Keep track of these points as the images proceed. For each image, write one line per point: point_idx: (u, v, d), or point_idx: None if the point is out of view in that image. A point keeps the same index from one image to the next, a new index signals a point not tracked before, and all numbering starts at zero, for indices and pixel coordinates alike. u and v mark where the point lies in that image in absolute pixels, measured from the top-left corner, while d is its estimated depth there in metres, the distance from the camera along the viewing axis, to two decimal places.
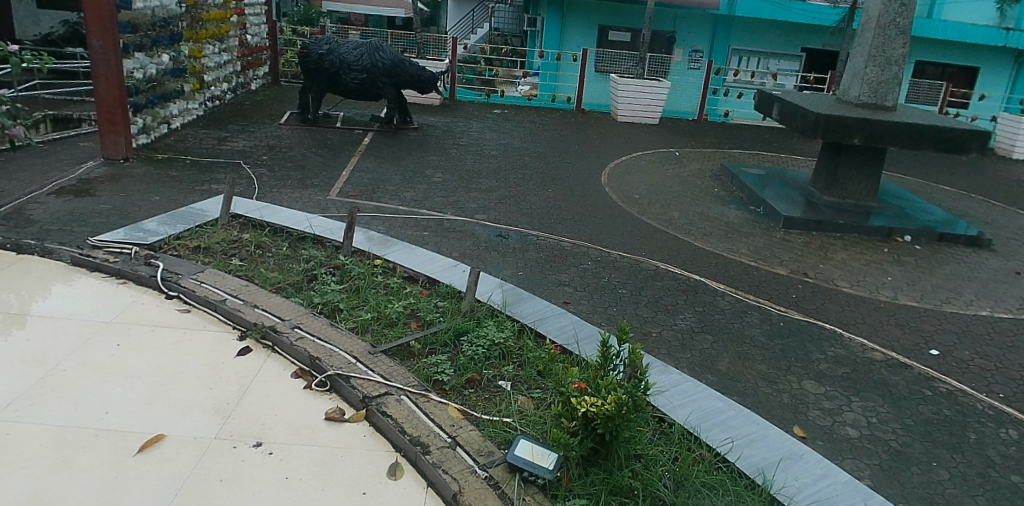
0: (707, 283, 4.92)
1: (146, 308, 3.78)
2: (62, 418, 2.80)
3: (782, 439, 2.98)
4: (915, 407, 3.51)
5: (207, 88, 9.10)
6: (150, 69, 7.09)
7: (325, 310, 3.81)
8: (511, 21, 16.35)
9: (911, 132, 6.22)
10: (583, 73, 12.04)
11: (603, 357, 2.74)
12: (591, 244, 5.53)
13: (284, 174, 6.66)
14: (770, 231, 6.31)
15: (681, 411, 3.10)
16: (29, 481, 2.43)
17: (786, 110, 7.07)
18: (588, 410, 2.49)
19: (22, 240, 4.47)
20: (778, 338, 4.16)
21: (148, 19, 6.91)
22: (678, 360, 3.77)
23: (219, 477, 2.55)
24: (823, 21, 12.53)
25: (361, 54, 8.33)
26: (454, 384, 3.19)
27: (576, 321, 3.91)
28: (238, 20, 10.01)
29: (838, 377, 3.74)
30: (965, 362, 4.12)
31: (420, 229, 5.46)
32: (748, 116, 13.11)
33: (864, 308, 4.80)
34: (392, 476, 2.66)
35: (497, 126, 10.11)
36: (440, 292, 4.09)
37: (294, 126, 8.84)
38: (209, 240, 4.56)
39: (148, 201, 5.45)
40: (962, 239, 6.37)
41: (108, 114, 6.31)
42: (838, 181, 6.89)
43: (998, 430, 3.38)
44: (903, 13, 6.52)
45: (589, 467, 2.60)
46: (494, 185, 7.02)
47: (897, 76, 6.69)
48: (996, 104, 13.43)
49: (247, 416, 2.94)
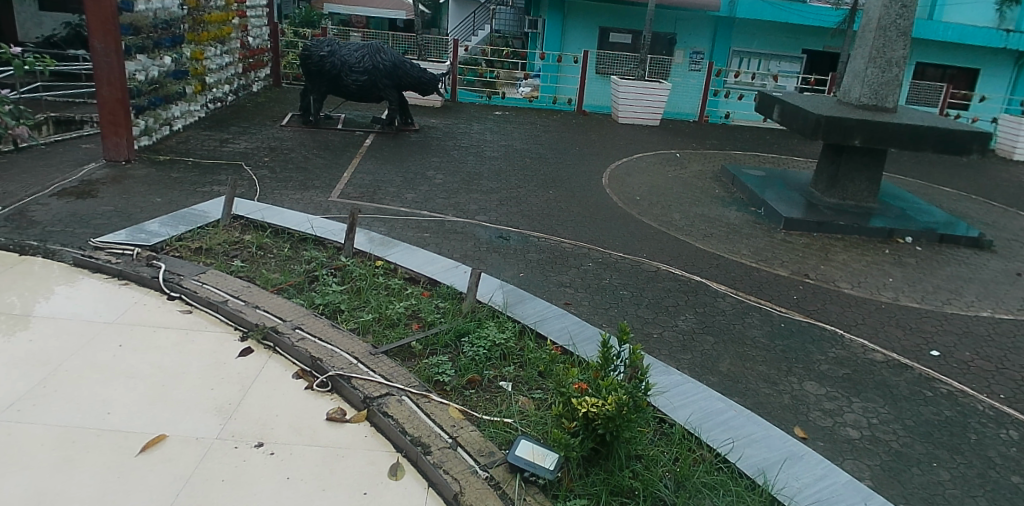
0: (708, 284, 4.93)
1: (148, 308, 3.79)
2: (65, 418, 2.81)
3: (782, 439, 2.98)
4: (915, 408, 3.52)
5: (209, 90, 9.12)
6: (152, 71, 7.11)
7: (326, 311, 3.82)
8: (511, 23, 16.44)
9: (912, 133, 6.23)
10: (584, 75, 12.06)
11: (603, 358, 2.74)
12: (592, 245, 5.54)
13: (286, 176, 6.68)
14: (771, 232, 6.32)
15: (682, 411, 3.11)
16: (32, 481, 2.44)
17: (786, 111, 7.08)
18: (589, 410, 2.49)
19: (25, 241, 4.48)
20: (780, 339, 4.16)
21: (149, 21, 6.93)
22: (679, 361, 3.77)
23: (220, 477, 2.56)
24: (823, 23, 12.57)
25: (363, 56, 8.34)
26: (455, 384, 3.19)
27: (577, 322, 3.92)
28: (240, 22, 10.04)
29: (838, 378, 3.75)
30: (965, 363, 4.12)
31: (422, 230, 5.48)
32: (749, 117, 13.12)
33: (865, 309, 4.80)
34: (392, 476, 2.66)
35: (498, 128, 10.12)
36: (441, 293, 4.10)
37: (296, 128, 8.86)
38: (211, 241, 4.58)
39: (150, 203, 5.46)
40: (963, 240, 6.37)
41: (110, 116, 6.32)
42: (839, 182, 6.89)
43: (998, 430, 3.39)
44: (903, 15, 6.53)
45: (590, 467, 2.60)
46: (496, 186, 7.04)
47: (897, 77, 6.69)
48: (997, 106, 13.44)
49: (249, 416, 2.95)
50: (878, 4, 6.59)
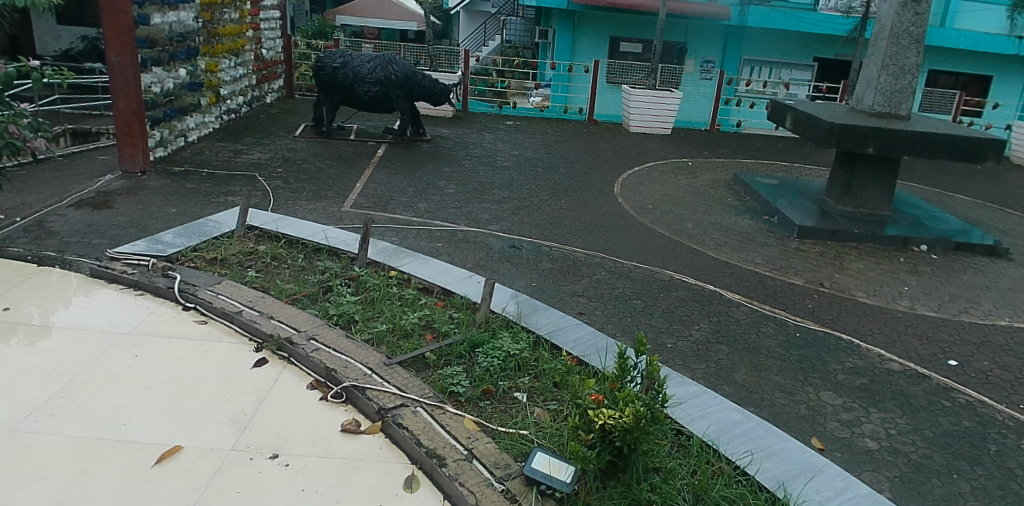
0: (721, 293, 4.90)
1: (164, 319, 3.81)
2: (82, 429, 2.82)
3: (802, 451, 2.94)
4: (935, 419, 3.46)
5: (223, 102, 9.21)
6: (167, 83, 7.19)
7: (340, 322, 3.82)
8: (522, 34, 16.29)
9: (925, 141, 6.17)
10: (594, 84, 12.12)
11: (620, 369, 2.72)
12: (606, 255, 5.51)
13: (299, 186, 6.71)
14: (785, 241, 6.28)
15: (700, 423, 3.08)
16: (49, 491, 2.45)
17: (799, 118, 7.03)
18: (606, 422, 2.45)
19: (44, 252, 4.54)
20: (795, 349, 4.12)
21: (165, 34, 7.03)
22: (693, 371, 3.75)
23: (236, 488, 2.55)
24: (834, 31, 12.43)
25: (375, 67, 8.39)
26: (470, 396, 3.18)
27: (593, 333, 3.89)
28: (253, 35, 10.17)
29: (856, 389, 3.70)
30: (985, 372, 4.07)
31: (434, 240, 5.48)
32: (759, 125, 13.09)
33: (881, 318, 4.76)
34: (408, 488, 2.64)
35: (509, 138, 10.14)
36: (455, 304, 4.11)
37: (309, 138, 8.93)
38: (226, 252, 4.60)
39: (165, 213, 5.51)
40: (978, 248, 6.30)
41: (126, 128, 6.39)
42: (852, 191, 6.84)
43: (1019, 441, 3.33)
44: (917, 23, 6.50)
45: (607, 480, 2.57)
46: (508, 196, 7.06)
47: (911, 85, 6.64)
48: (1009, 113, 13.36)
49: (265, 428, 2.94)
50: (891, 10, 6.58)
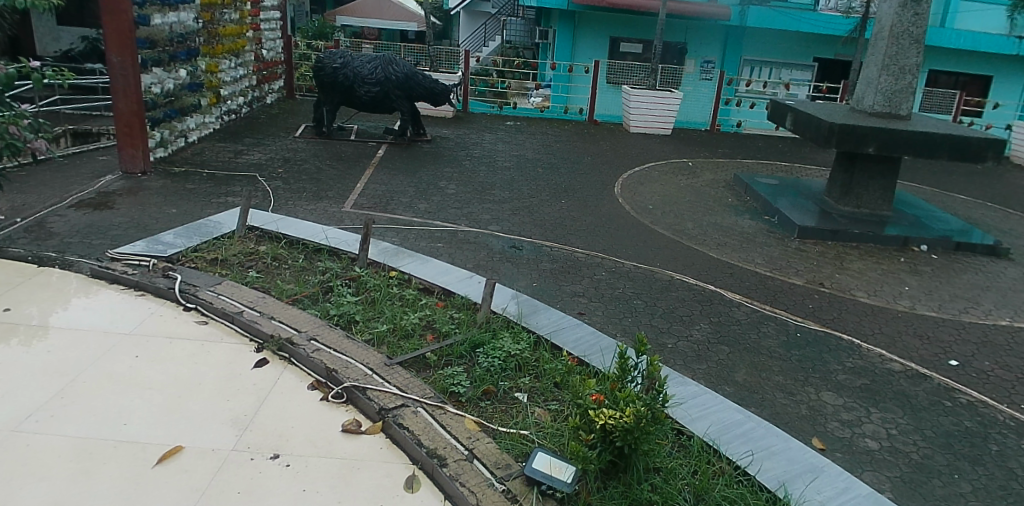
0: (721, 294, 4.90)
1: (165, 319, 3.81)
2: (83, 429, 2.82)
3: (802, 451, 2.94)
4: (935, 418, 3.47)
5: (223, 102, 9.22)
6: (168, 84, 7.19)
7: (341, 322, 3.83)
8: (522, 34, 16.29)
9: (926, 141, 6.17)
10: (594, 84, 12.13)
11: (620, 368, 2.72)
12: (606, 255, 5.51)
13: (299, 187, 6.71)
14: (785, 241, 6.28)
15: (701, 423, 3.08)
16: (50, 491, 2.46)
17: (799, 118, 7.03)
18: (606, 422, 2.45)
19: (44, 253, 4.54)
20: (795, 349, 4.12)
21: (165, 35, 7.04)
22: (694, 371, 3.75)
23: (237, 488, 2.55)
24: (834, 31, 12.43)
25: (375, 68, 8.39)
26: (471, 396, 3.18)
27: (593, 333, 3.89)
28: (253, 35, 10.17)
29: (856, 389, 3.70)
30: (985, 372, 4.07)
31: (435, 241, 5.49)
32: (759, 125, 13.09)
33: (882, 318, 4.76)
34: (409, 488, 2.64)
35: (509, 138, 10.14)
36: (456, 304, 4.11)
37: (309, 138, 8.93)
38: (226, 253, 4.61)
39: (165, 214, 5.51)
40: (979, 248, 6.30)
41: (126, 128, 6.39)
42: (852, 191, 6.85)
43: (1020, 441, 3.33)
44: (917, 23, 6.50)
45: (607, 480, 2.56)
46: (508, 196, 7.06)
47: (911, 85, 6.64)
48: (1010, 113, 13.35)
49: (265, 428, 2.94)
50: (891, 11, 6.58)
